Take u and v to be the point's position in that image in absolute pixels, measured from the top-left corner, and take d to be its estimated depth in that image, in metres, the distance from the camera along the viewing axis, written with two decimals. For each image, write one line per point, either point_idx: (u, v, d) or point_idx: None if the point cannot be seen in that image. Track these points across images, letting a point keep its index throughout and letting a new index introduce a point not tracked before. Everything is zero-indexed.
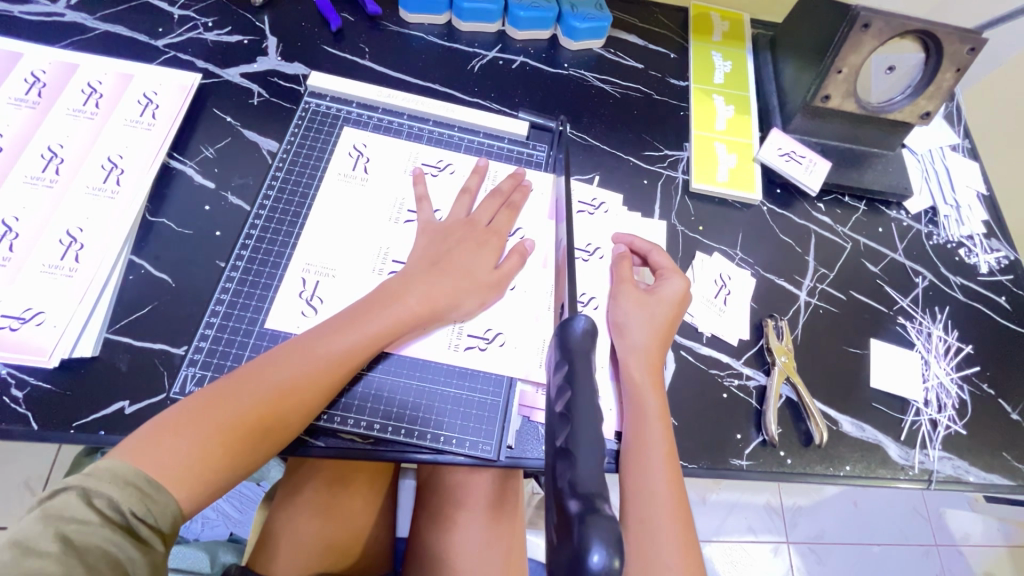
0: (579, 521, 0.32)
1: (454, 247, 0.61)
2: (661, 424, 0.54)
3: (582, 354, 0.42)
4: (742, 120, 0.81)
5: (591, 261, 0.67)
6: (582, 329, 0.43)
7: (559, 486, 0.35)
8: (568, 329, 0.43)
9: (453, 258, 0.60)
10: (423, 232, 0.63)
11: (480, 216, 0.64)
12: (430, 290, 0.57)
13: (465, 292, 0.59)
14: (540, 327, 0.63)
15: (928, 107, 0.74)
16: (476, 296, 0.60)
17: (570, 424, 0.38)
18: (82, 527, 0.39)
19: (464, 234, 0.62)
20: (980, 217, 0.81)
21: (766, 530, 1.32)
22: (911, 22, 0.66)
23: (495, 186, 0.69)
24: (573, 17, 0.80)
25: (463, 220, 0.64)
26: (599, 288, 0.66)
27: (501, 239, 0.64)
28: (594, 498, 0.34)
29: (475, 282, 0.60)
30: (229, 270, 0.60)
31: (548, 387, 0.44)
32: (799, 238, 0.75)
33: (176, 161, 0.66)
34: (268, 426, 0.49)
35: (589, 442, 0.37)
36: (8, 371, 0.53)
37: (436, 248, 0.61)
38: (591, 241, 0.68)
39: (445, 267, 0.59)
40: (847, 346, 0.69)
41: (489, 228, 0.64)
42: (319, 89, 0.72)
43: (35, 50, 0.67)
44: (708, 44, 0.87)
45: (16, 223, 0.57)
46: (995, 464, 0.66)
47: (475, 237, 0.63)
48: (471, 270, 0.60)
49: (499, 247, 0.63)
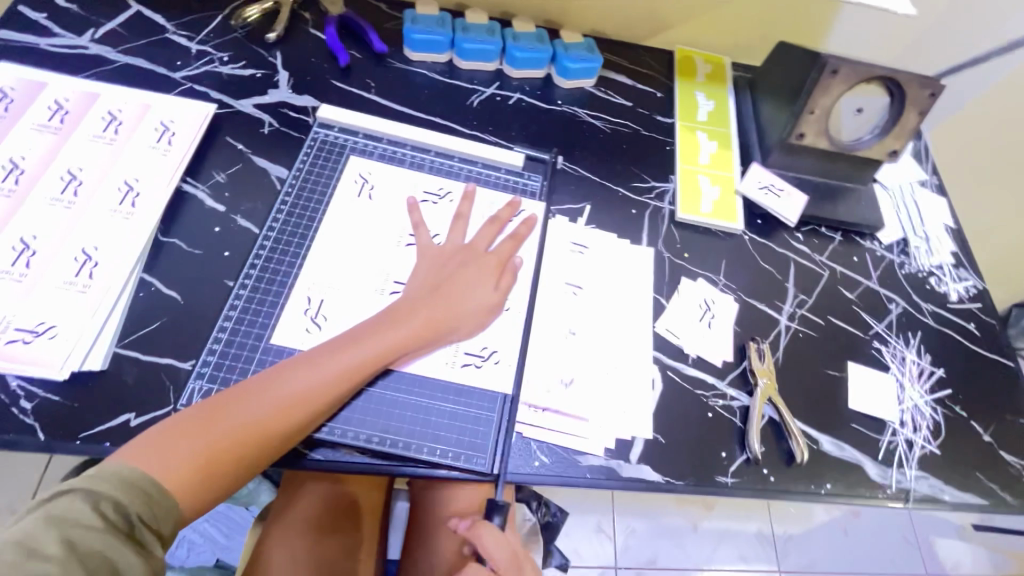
0: None
1: (453, 270, 0.64)
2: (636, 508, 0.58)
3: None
4: (724, 154, 0.86)
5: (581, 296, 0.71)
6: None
7: None
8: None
9: (455, 281, 0.63)
10: (426, 255, 0.66)
11: (479, 241, 0.68)
12: (432, 313, 0.60)
13: (466, 313, 0.62)
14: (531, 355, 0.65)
15: (895, 146, 0.80)
16: (476, 316, 0.63)
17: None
18: (85, 532, 0.41)
19: (462, 257, 0.66)
20: (949, 248, 0.87)
21: (757, 559, 1.32)
22: (875, 68, 0.72)
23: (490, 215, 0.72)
24: (565, 58, 0.86)
25: (461, 247, 0.67)
26: (584, 319, 0.69)
27: (500, 262, 0.67)
28: None
29: (476, 305, 0.63)
30: (237, 288, 0.63)
31: None
32: (779, 265, 0.79)
33: (189, 185, 0.69)
34: (269, 438, 0.51)
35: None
36: (18, 383, 0.55)
37: (438, 271, 0.65)
38: (580, 279, 0.72)
39: (447, 289, 0.62)
40: (825, 369, 0.73)
41: (488, 253, 0.67)
42: (328, 120, 0.76)
43: (59, 80, 0.72)
44: (692, 85, 0.93)
45: (34, 241, 0.60)
46: (970, 484, 0.68)
47: (475, 259, 0.66)
48: (471, 292, 0.63)
49: (494, 265, 0.66)
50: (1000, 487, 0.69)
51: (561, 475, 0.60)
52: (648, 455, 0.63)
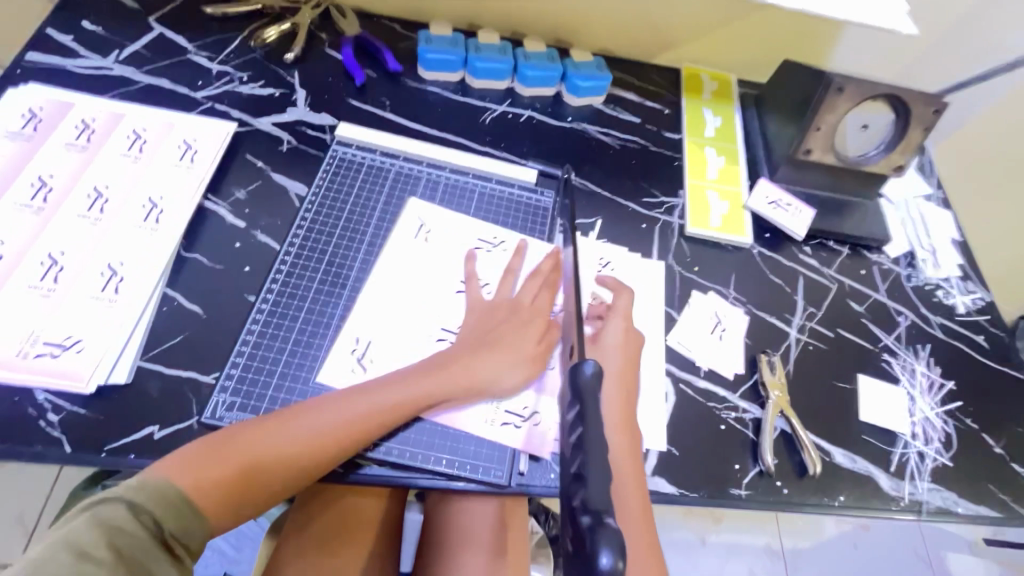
0: (591, 532, 0.36)
1: (499, 325, 0.65)
2: (613, 386, 0.61)
3: (591, 396, 0.44)
4: (732, 170, 0.88)
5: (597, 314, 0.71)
6: (591, 373, 0.45)
7: (573, 505, 0.38)
8: (577, 372, 0.46)
9: (504, 336, 0.64)
10: (473, 309, 0.67)
11: (523, 295, 0.68)
12: (476, 366, 0.61)
13: (513, 370, 0.62)
14: (545, 372, 0.66)
15: (901, 161, 0.81)
16: (524, 372, 0.63)
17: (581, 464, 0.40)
18: (131, 540, 0.42)
19: (507, 313, 0.66)
20: (956, 261, 0.87)
21: (766, 572, 1.31)
22: (880, 86, 0.74)
23: (534, 266, 0.72)
24: (575, 76, 0.88)
25: (508, 301, 0.68)
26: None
27: (544, 318, 0.67)
28: (603, 512, 0.37)
29: (520, 359, 0.63)
30: (260, 303, 0.64)
31: (562, 427, 0.46)
32: (788, 279, 0.80)
33: (211, 202, 0.71)
34: (298, 466, 0.51)
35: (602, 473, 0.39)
36: (46, 396, 0.56)
37: (486, 326, 0.65)
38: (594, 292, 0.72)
39: (496, 343, 0.63)
40: (836, 381, 0.73)
41: (530, 305, 0.67)
42: (346, 138, 0.78)
43: (86, 100, 0.74)
44: (699, 102, 0.95)
45: (62, 256, 0.62)
46: (982, 496, 0.69)
47: (524, 315, 0.66)
48: (519, 348, 0.64)
49: (543, 323, 0.66)
50: (1013, 500, 0.69)
51: None
52: (663, 467, 0.64)
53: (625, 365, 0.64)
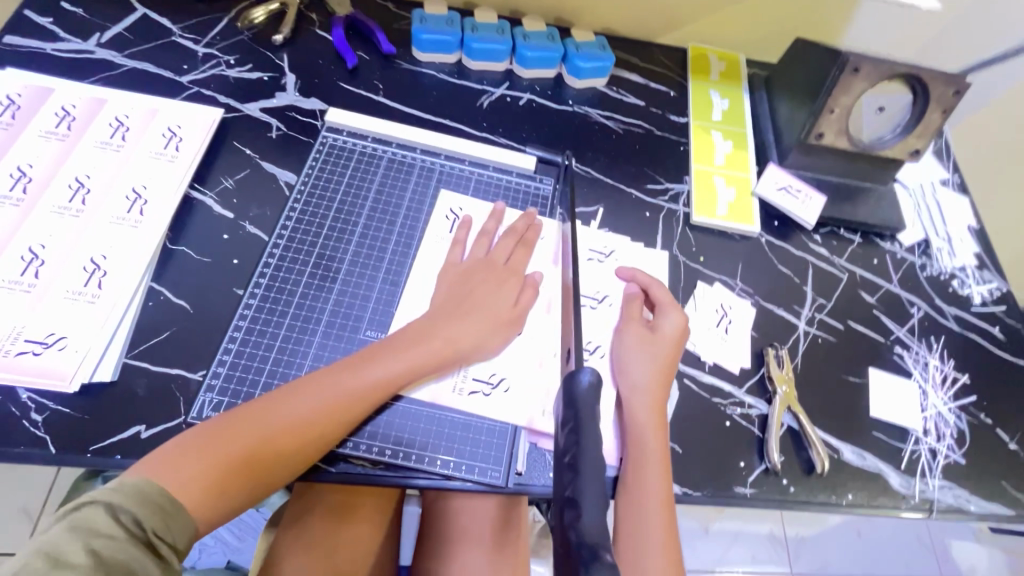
0: (583, 566, 0.32)
1: (472, 288, 0.63)
2: (653, 372, 0.60)
3: (587, 406, 0.42)
4: (740, 155, 0.84)
5: (599, 308, 0.68)
6: (588, 382, 0.44)
7: (566, 534, 0.35)
8: (573, 381, 0.44)
9: (473, 297, 0.62)
10: (446, 275, 0.65)
11: (497, 255, 0.67)
12: (451, 335, 0.59)
13: (486, 334, 0.61)
14: (540, 376, 0.63)
15: (918, 145, 0.77)
16: (498, 334, 0.62)
17: (573, 484, 0.38)
18: (108, 542, 0.40)
19: (482, 273, 0.65)
20: (972, 249, 0.84)
21: (769, 561, 1.31)
22: (898, 66, 0.70)
23: (508, 225, 0.71)
24: (577, 57, 0.84)
25: (481, 259, 0.66)
26: (605, 336, 0.66)
27: (518, 276, 0.66)
28: (599, 546, 0.33)
29: (493, 321, 0.61)
30: (247, 298, 0.62)
31: (557, 442, 0.43)
32: (797, 269, 0.77)
33: (197, 192, 0.68)
34: (281, 456, 0.50)
35: (595, 497, 0.36)
36: (29, 396, 0.54)
37: (459, 291, 0.63)
38: (600, 289, 0.70)
39: (468, 307, 0.61)
40: (845, 375, 0.71)
41: (506, 266, 0.66)
42: (336, 124, 0.75)
43: (66, 86, 0.71)
44: (706, 83, 0.91)
45: (43, 250, 0.59)
46: (996, 494, 0.67)
47: (494, 276, 0.65)
48: (491, 310, 0.62)
49: (516, 282, 0.65)
50: None
51: None
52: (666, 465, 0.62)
53: (674, 356, 0.62)
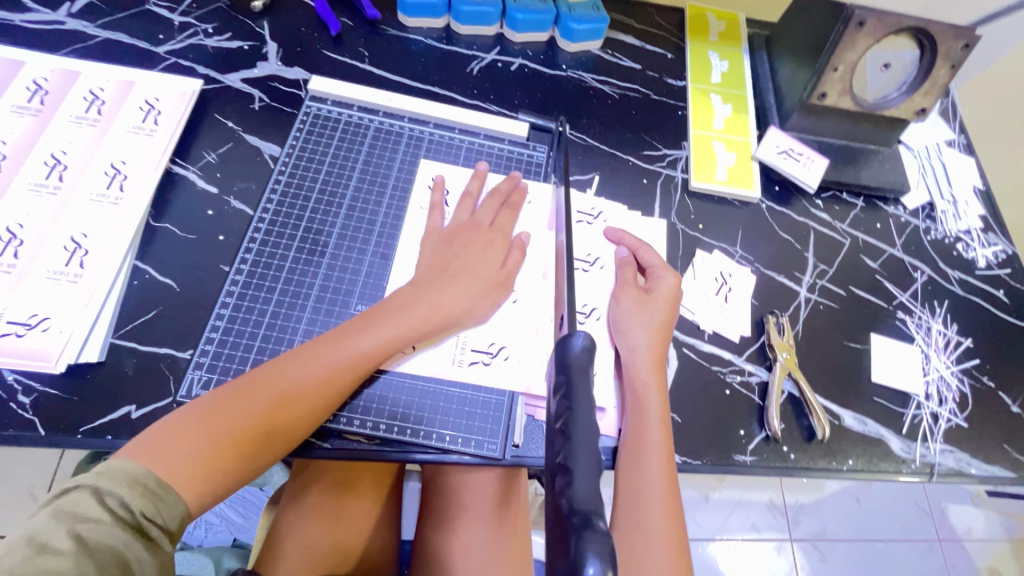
0: (576, 535, 0.31)
1: (459, 252, 0.61)
2: (651, 336, 0.59)
3: (580, 370, 0.41)
4: (740, 118, 0.81)
5: (591, 272, 0.67)
6: (581, 346, 0.42)
7: (558, 503, 0.34)
8: (566, 346, 0.43)
9: (461, 263, 0.60)
10: (430, 240, 0.63)
11: (482, 216, 0.65)
12: (439, 302, 0.57)
13: (476, 300, 0.59)
14: (539, 340, 0.62)
15: (924, 104, 0.74)
16: (487, 300, 0.60)
17: (567, 451, 0.36)
18: (95, 527, 0.39)
19: (468, 236, 0.63)
20: (978, 212, 0.82)
21: (769, 527, 1.32)
22: (906, 19, 0.67)
23: (493, 187, 0.69)
24: (570, 18, 0.80)
25: (466, 222, 0.64)
26: (600, 300, 0.65)
27: (505, 237, 0.64)
28: (591, 513, 0.32)
29: (483, 286, 0.60)
30: (233, 274, 0.60)
31: (549, 408, 0.43)
32: (798, 235, 0.76)
33: (179, 167, 0.66)
34: (273, 432, 0.49)
35: (587, 465, 0.35)
36: (15, 378, 0.53)
37: (445, 256, 0.61)
38: (590, 252, 0.68)
39: (456, 273, 0.59)
40: (847, 341, 0.70)
41: (492, 229, 0.64)
42: (320, 92, 0.72)
43: (37, 58, 0.68)
44: (705, 44, 0.87)
45: (21, 230, 0.58)
46: (997, 456, 0.66)
47: (479, 238, 0.63)
48: (479, 276, 0.60)
49: (504, 248, 0.63)
50: None
51: None
52: None
53: (671, 317, 0.61)
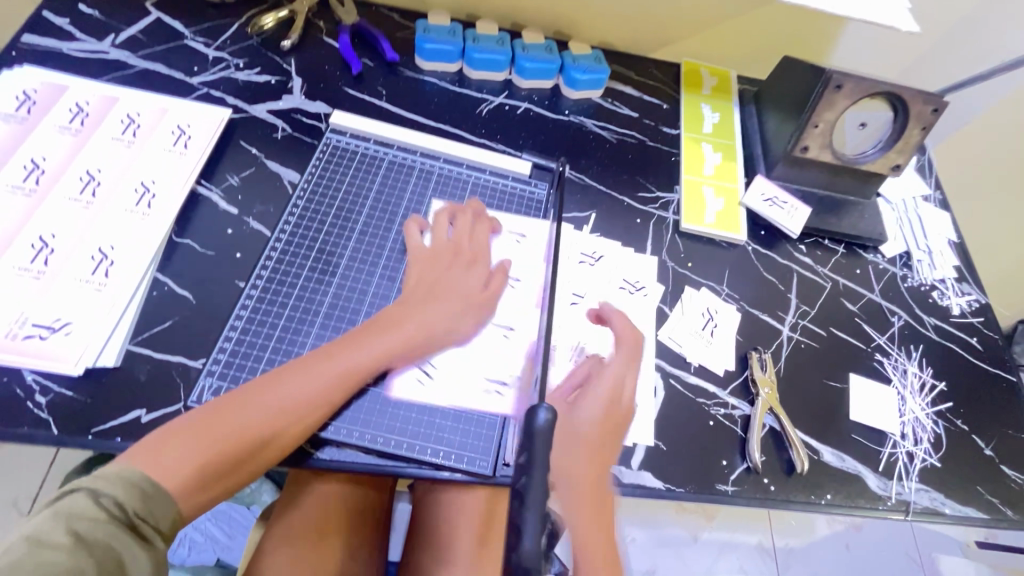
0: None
1: (445, 271, 0.65)
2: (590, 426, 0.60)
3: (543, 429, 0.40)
4: (729, 166, 0.87)
5: (581, 304, 0.71)
6: (544, 408, 0.41)
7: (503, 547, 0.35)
8: (530, 403, 0.42)
9: (445, 282, 0.64)
10: (416, 257, 0.67)
11: (473, 244, 0.69)
12: (426, 320, 0.61)
13: (458, 316, 0.63)
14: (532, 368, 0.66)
15: (898, 160, 0.80)
16: (470, 316, 0.64)
17: (527, 467, 0.37)
18: (91, 524, 0.41)
19: (455, 257, 0.67)
20: (952, 262, 0.87)
21: (758, 571, 1.32)
22: (879, 84, 0.73)
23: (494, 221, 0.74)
24: (574, 69, 0.87)
25: (453, 245, 0.68)
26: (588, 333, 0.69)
27: (502, 271, 0.68)
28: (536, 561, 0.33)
29: (466, 305, 0.64)
30: (249, 289, 0.64)
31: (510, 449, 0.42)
32: (782, 276, 0.80)
33: (204, 188, 0.71)
34: (267, 443, 0.52)
35: (541, 485, 0.36)
36: (34, 378, 0.56)
37: (427, 275, 0.65)
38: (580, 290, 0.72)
39: (438, 292, 0.63)
40: (826, 380, 0.73)
41: (482, 256, 0.68)
42: (340, 126, 0.78)
43: (81, 83, 0.74)
44: (698, 97, 0.94)
45: (53, 239, 0.62)
46: (971, 498, 0.68)
47: (462, 258, 0.67)
48: (462, 294, 0.64)
49: (492, 269, 0.68)
50: (1002, 503, 0.69)
51: None
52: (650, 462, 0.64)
53: (614, 396, 0.62)
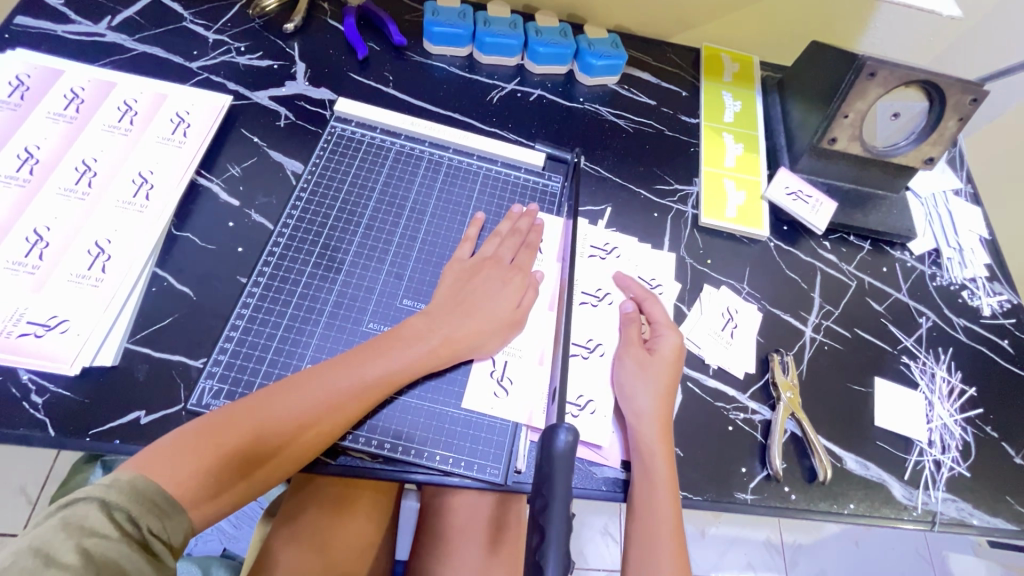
0: None
1: (475, 287, 0.63)
2: (658, 397, 0.59)
3: (563, 465, 0.40)
4: (751, 158, 0.83)
5: (600, 306, 0.68)
6: (565, 442, 0.40)
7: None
8: (550, 440, 0.41)
9: (475, 297, 0.62)
10: (452, 269, 0.64)
11: (502, 253, 0.66)
12: (451, 334, 0.59)
13: (487, 335, 0.60)
14: (543, 371, 0.63)
15: (932, 153, 0.76)
16: (497, 336, 0.61)
17: (545, 497, 0.39)
18: (101, 541, 0.39)
19: (489, 270, 0.64)
20: (983, 260, 0.83)
21: (765, 567, 1.30)
22: (917, 72, 0.69)
23: (492, 230, 0.70)
24: (590, 54, 0.83)
25: (488, 257, 0.66)
26: (608, 335, 0.66)
27: (524, 274, 0.66)
28: None
29: (495, 320, 0.61)
30: (251, 287, 0.61)
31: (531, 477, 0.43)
32: (805, 274, 0.77)
33: (204, 179, 0.68)
34: (278, 454, 0.50)
35: (560, 518, 0.38)
36: (30, 377, 0.54)
37: (456, 295, 0.62)
38: (600, 286, 0.69)
39: (467, 307, 0.61)
40: (851, 384, 0.70)
41: (511, 265, 0.66)
42: (345, 114, 0.75)
43: (77, 68, 0.71)
44: (718, 84, 0.90)
45: (47, 232, 0.59)
46: (1000, 508, 0.66)
47: (501, 274, 0.64)
48: (494, 313, 0.61)
49: (522, 282, 0.65)
50: None
51: (576, 487, 0.59)
52: None
53: (675, 377, 0.61)
